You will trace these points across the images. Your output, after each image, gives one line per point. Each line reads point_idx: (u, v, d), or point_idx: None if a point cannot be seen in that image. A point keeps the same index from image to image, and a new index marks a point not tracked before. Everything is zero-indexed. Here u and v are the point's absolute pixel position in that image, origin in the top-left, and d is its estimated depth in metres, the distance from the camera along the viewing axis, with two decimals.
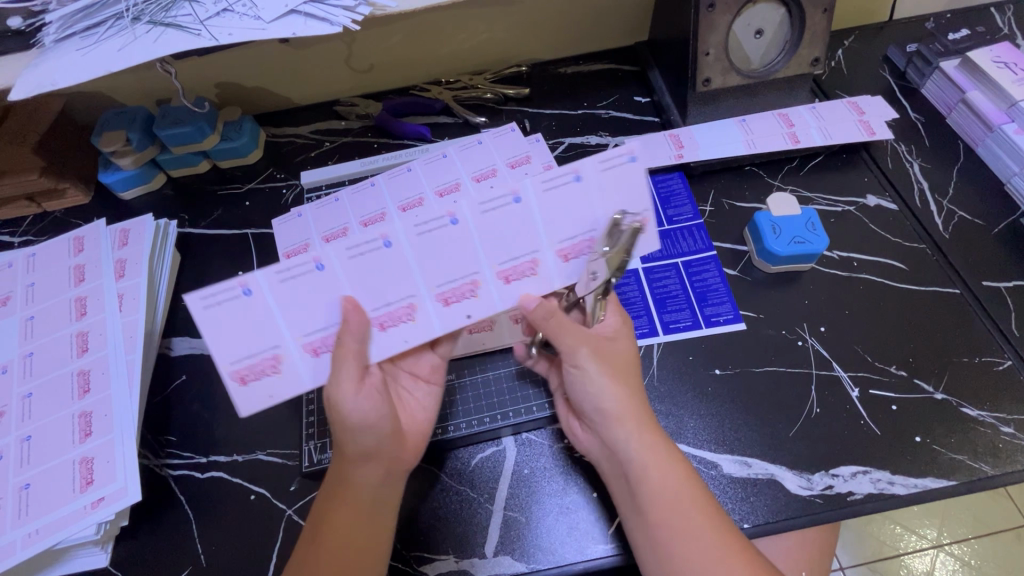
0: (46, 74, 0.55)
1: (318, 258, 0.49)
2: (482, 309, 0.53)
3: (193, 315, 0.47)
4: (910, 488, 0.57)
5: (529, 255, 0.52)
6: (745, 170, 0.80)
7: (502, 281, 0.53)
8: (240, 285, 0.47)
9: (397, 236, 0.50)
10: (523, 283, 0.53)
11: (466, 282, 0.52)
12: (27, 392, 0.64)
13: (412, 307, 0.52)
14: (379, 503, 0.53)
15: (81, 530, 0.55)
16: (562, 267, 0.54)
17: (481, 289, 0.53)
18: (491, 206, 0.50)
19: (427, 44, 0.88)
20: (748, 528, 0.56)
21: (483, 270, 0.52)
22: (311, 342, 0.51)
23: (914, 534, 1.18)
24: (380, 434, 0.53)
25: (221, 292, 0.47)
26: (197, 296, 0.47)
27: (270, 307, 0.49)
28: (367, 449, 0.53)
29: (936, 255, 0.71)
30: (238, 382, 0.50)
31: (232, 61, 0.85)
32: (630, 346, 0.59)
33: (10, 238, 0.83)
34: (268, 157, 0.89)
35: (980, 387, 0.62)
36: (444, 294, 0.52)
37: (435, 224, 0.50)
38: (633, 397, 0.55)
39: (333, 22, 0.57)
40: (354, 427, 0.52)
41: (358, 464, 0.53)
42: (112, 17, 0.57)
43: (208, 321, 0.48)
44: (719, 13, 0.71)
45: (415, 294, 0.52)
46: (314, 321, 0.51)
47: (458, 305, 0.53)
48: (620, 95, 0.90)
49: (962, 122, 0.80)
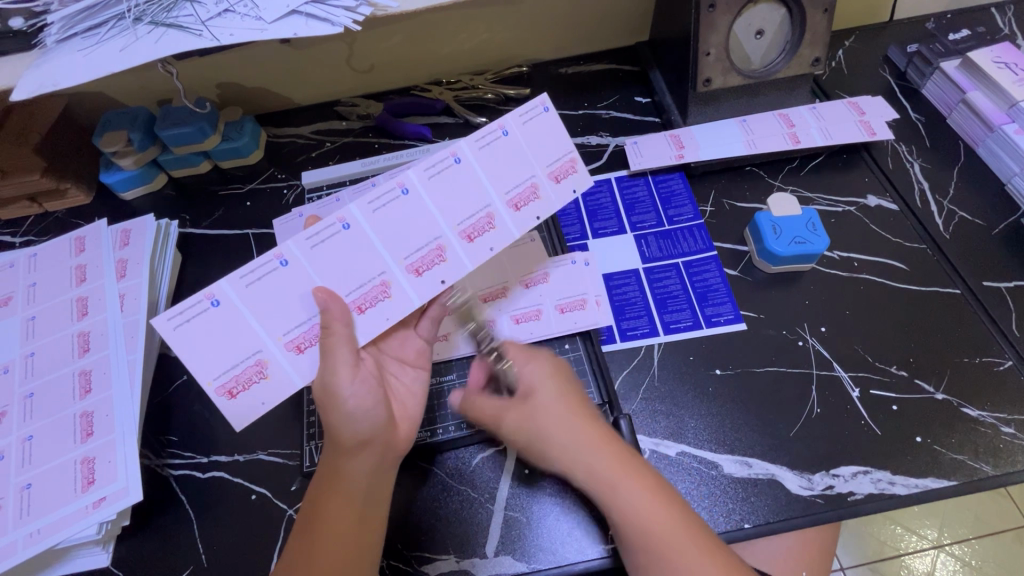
0: (49, 75, 0.55)
1: (280, 253, 0.50)
2: (455, 271, 0.55)
3: (165, 336, 0.48)
4: (911, 489, 0.57)
5: (481, 209, 0.55)
6: (745, 170, 0.80)
7: (466, 240, 0.55)
8: (207, 297, 0.49)
9: (355, 218, 0.52)
10: (485, 239, 0.56)
11: (432, 247, 0.54)
12: (29, 393, 0.64)
13: (386, 283, 0.54)
14: (371, 493, 0.53)
15: (82, 530, 0.55)
16: (514, 217, 0.56)
17: (448, 252, 0.55)
18: (435, 170, 0.53)
19: (428, 45, 0.89)
20: (749, 528, 0.56)
21: (444, 232, 0.54)
22: (292, 340, 0.52)
23: (915, 535, 1.18)
24: (375, 421, 0.54)
25: (189, 308, 0.49)
26: (164, 317, 0.48)
27: (242, 314, 0.50)
28: (362, 438, 0.53)
29: (937, 255, 0.71)
30: (226, 396, 0.50)
31: (233, 61, 0.85)
32: (557, 388, 0.58)
33: (12, 238, 0.83)
34: (269, 157, 0.89)
35: (980, 387, 0.62)
36: (414, 265, 0.54)
37: (389, 197, 0.52)
38: (572, 433, 0.55)
39: (334, 22, 0.57)
40: (349, 414, 0.52)
41: (352, 454, 0.52)
42: (114, 18, 0.58)
43: (181, 338, 0.49)
44: (720, 14, 0.71)
45: (387, 270, 0.53)
46: (290, 318, 0.52)
47: (430, 272, 0.55)
48: (620, 96, 0.90)
49: (962, 122, 0.80)
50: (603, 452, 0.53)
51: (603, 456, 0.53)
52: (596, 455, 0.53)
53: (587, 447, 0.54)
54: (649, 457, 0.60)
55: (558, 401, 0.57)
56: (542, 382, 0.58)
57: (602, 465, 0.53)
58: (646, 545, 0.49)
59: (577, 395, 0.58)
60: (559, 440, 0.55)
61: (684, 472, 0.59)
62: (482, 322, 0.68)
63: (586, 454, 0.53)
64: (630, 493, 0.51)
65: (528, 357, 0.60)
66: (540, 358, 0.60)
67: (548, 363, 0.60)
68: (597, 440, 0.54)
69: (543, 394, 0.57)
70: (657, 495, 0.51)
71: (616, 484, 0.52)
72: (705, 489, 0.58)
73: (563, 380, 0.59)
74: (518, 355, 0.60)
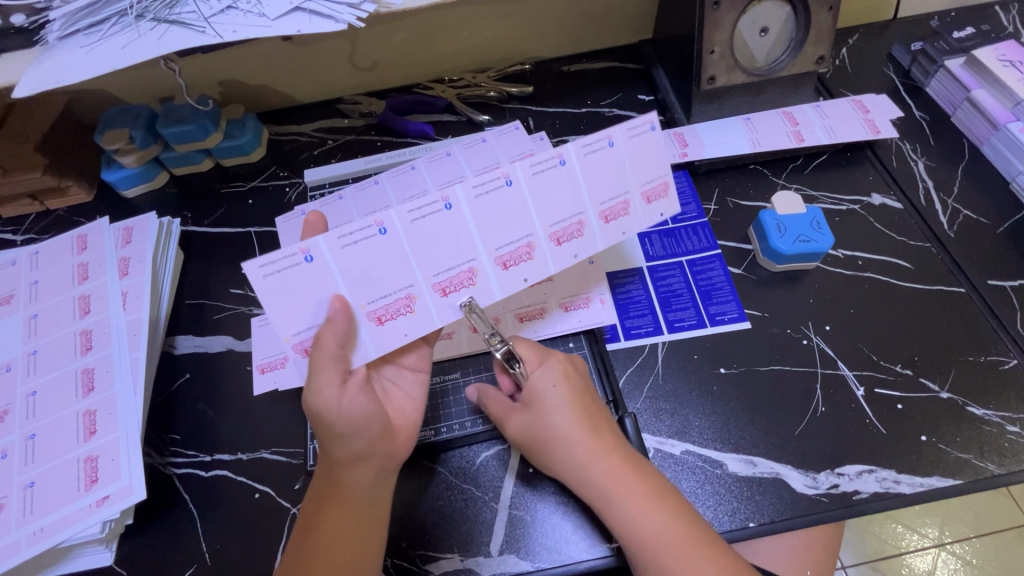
0: (50, 72, 0.55)
1: (381, 221, 0.52)
2: (537, 271, 0.58)
3: (254, 283, 0.49)
4: (916, 488, 0.57)
5: (574, 216, 0.57)
6: (749, 168, 0.80)
7: (553, 243, 0.57)
8: (302, 251, 0.50)
9: (458, 200, 0.53)
10: (572, 245, 0.58)
11: (523, 243, 0.56)
12: (31, 390, 0.64)
13: (474, 271, 0.56)
14: (372, 504, 0.53)
15: (86, 528, 0.55)
16: (603, 230, 0.58)
17: (536, 250, 0.57)
18: (541, 169, 0.54)
19: (431, 43, 0.88)
20: (754, 527, 0.56)
21: (535, 231, 0.56)
22: (375, 310, 0.54)
23: (915, 534, 1.18)
24: (371, 436, 0.53)
25: (282, 260, 0.49)
26: (256, 263, 0.48)
27: (332, 275, 0.51)
28: (358, 453, 0.52)
29: (942, 254, 0.71)
30: (300, 354, 0.53)
31: (235, 58, 0.85)
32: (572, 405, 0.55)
33: (13, 236, 0.83)
34: (271, 155, 0.89)
35: (986, 385, 0.62)
36: (504, 258, 0.56)
37: (493, 186, 0.54)
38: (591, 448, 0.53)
39: (338, 19, 0.57)
40: (341, 431, 0.51)
41: (349, 468, 0.52)
42: (117, 14, 0.57)
43: (269, 287, 0.50)
44: (725, 11, 0.71)
45: (476, 258, 0.55)
46: (376, 287, 0.53)
47: (516, 268, 0.57)
48: (624, 94, 0.90)
49: (967, 120, 0.80)
50: (605, 459, 0.53)
51: (605, 463, 0.53)
52: (598, 465, 0.53)
53: (586, 456, 0.53)
54: (654, 455, 0.60)
55: (566, 412, 0.54)
56: (548, 391, 0.55)
57: (604, 473, 0.53)
58: (645, 554, 0.50)
59: (586, 400, 0.56)
60: (557, 449, 0.54)
61: (689, 470, 0.59)
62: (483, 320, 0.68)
63: (586, 463, 0.53)
64: (630, 501, 0.51)
65: (540, 359, 0.58)
66: (553, 361, 0.57)
67: (558, 368, 0.57)
68: (597, 449, 0.53)
69: (546, 406, 0.55)
70: (657, 501, 0.51)
71: (618, 493, 0.52)
72: (709, 487, 0.58)
73: (571, 386, 0.56)
74: (530, 358, 0.58)
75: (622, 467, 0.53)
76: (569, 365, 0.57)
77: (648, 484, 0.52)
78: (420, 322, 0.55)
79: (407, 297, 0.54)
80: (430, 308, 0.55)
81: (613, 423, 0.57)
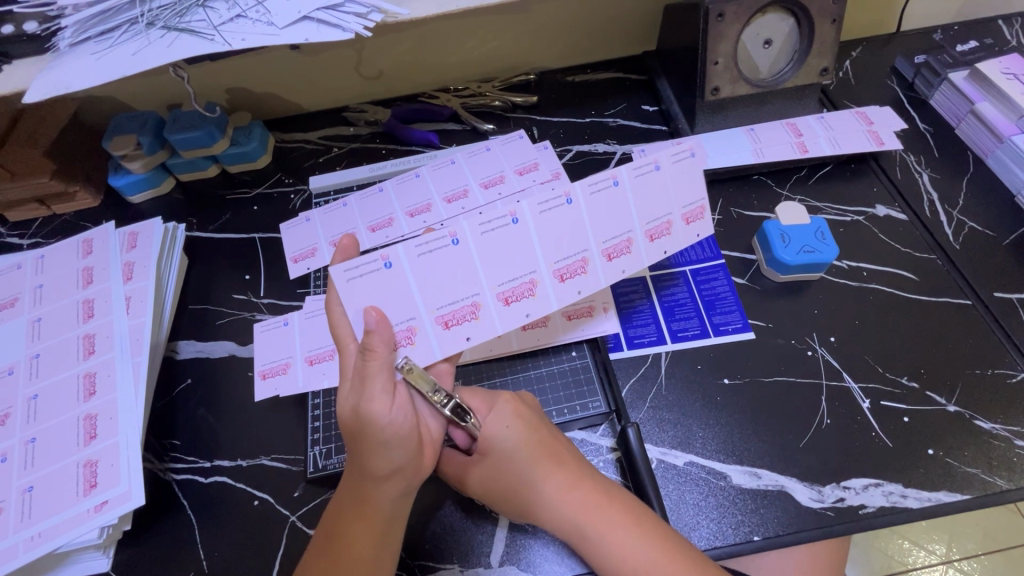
0: (62, 78, 0.55)
1: (453, 232, 0.54)
2: (591, 284, 0.58)
3: (338, 286, 0.51)
4: (922, 502, 0.56)
5: (624, 233, 0.58)
6: (753, 179, 0.80)
7: (605, 259, 0.58)
8: (383, 258, 0.52)
9: (523, 214, 0.55)
10: (622, 261, 0.58)
11: (577, 258, 0.57)
12: (33, 394, 0.64)
13: (533, 282, 0.56)
14: (397, 517, 0.51)
15: (84, 534, 0.55)
16: (649, 248, 0.59)
17: (589, 265, 0.58)
18: (596, 189, 0.56)
19: (437, 53, 0.89)
20: (758, 541, 0.55)
21: (590, 247, 0.57)
22: (442, 315, 0.54)
23: (923, 550, 1.16)
24: (409, 449, 0.50)
25: (365, 265, 0.51)
26: (341, 267, 0.50)
27: (406, 280, 0.53)
28: (395, 467, 0.50)
29: (947, 265, 0.71)
30: None
31: (242, 66, 0.85)
32: (529, 442, 0.53)
33: (19, 241, 0.84)
34: (276, 161, 0.89)
35: (993, 400, 0.61)
36: (560, 271, 0.57)
37: (554, 203, 0.55)
38: (554, 484, 0.52)
39: (345, 28, 0.57)
40: (386, 442, 0.49)
41: (382, 483, 0.50)
42: (127, 22, 0.58)
43: (351, 291, 0.51)
44: (728, 23, 0.72)
45: (536, 270, 0.56)
46: (445, 294, 0.54)
47: (571, 281, 0.57)
48: (628, 104, 0.91)
49: (971, 133, 0.80)
50: (573, 492, 0.52)
51: (572, 496, 0.52)
52: (566, 497, 0.52)
53: (552, 491, 0.52)
54: (657, 467, 0.59)
55: (523, 450, 0.53)
56: (503, 432, 0.53)
57: (573, 508, 0.52)
58: None
59: (546, 434, 0.55)
60: (524, 488, 0.53)
61: (692, 483, 0.58)
62: None
63: (555, 498, 0.52)
64: (610, 531, 0.50)
65: (490, 404, 0.55)
66: (504, 401, 0.55)
67: (509, 407, 0.55)
68: (566, 480, 0.53)
69: (505, 446, 0.53)
70: (635, 527, 0.50)
71: (590, 524, 0.51)
72: (713, 499, 0.57)
73: (526, 423, 0.54)
74: (479, 407, 0.55)
75: (592, 496, 0.52)
76: (520, 402, 0.55)
77: (622, 510, 0.51)
78: (483, 329, 0.56)
79: (472, 305, 0.55)
80: (493, 316, 0.56)
81: (574, 448, 0.56)
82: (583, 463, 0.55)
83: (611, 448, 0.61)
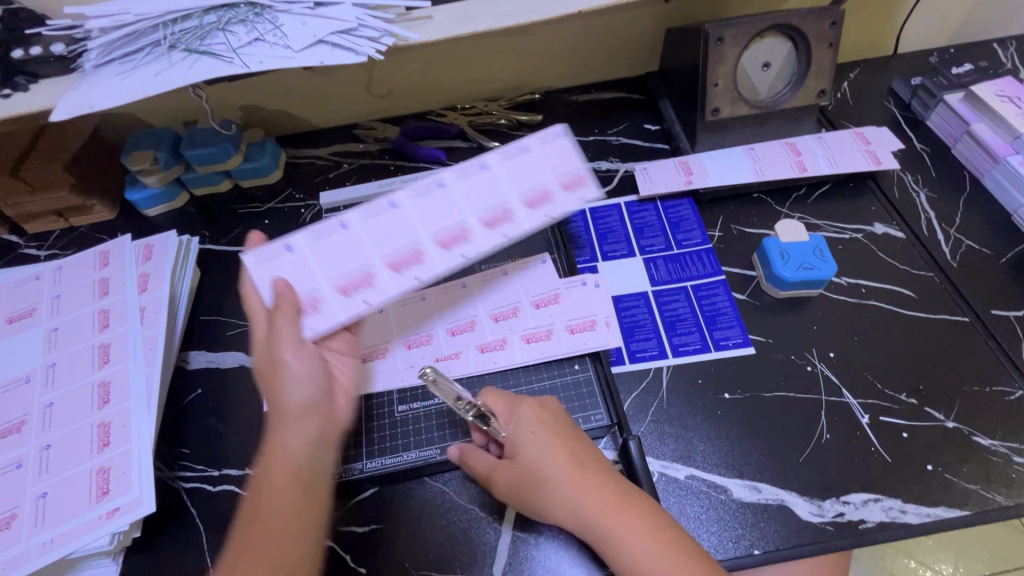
0: (87, 97, 0.58)
1: (342, 219, 0.60)
2: (476, 249, 0.59)
3: (248, 269, 0.57)
4: (921, 518, 0.57)
5: (499, 203, 0.60)
6: (754, 197, 0.81)
7: (486, 226, 0.59)
8: (284, 242, 0.58)
9: (402, 200, 0.61)
10: (503, 228, 0.59)
11: (457, 228, 0.60)
12: (48, 401, 0.65)
13: (418, 251, 0.59)
14: (313, 463, 0.53)
15: (95, 540, 0.56)
16: (530, 215, 0.59)
17: (471, 234, 0.59)
18: (466, 174, 0.62)
19: (445, 73, 0.92)
20: (759, 554, 0.56)
21: (467, 219, 0.60)
22: (340, 285, 0.57)
23: (929, 569, 1.15)
24: (317, 390, 0.56)
25: (270, 249, 0.58)
26: (251, 254, 0.57)
27: (305, 261, 0.58)
28: (307, 404, 0.55)
29: (945, 283, 0.72)
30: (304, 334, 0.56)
31: (257, 85, 0.88)
32: (552, 445, 0.55)
33: (37, 252, 0.86)
34: (288, 176, 0.92)
35: (991, 416, 0.62)
36: (442, 240, 0.59)
37: (428, 190, 0.61)
38: (576, 486, 0.53)
39: (357, 52, 0.60)
40: (294, 379, 0.54)
41: (295, 422, 0.54)
42: (149, 45, 0.61)
43: (261, 271, 0.57)
44: (727, 47, 0.74)
45: (420, 241, 0.59)
46: (340, 267, 0.58)
47: (456, 248, 0.59)
48: (631, 123, 0.93)
49: (967, 153, 0.82)
50: (594, 495, 0.53)
51: (593, 499, 0.53)
52: (589, 499, 0.53)
53: (574, 493, 0.53)
54: (659, 480, 0.60)
55: (547, 454, 0.55)
56: (527, 438, 0.55)
57: (593, 510, 0.52)
58: None
59: (569, 438, 0.56)
60: (546, 490, 0.54)
61: (693, 496, 0.59)
62: (490, 341, 0.69)
63: (576, 501, 0.53)
64: (627, 534, 0.51)
65: (512, 409, 0.58)
66: (526, 408, 0.57)
67: (531, 414, 0.57)
68: (587, 483, 0.53)
69: (529, 450, 0.55)
70: (652, 533, 0.51)
71: (610, 527, 0.51)
72: (713, 513, 0.58)
73: (549, 429, 0.56)
74: (502, 413, 0.58)
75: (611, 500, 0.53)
76: (542, 409, 0.57)
77: (642, 515, 0.52)
78: (380, 295, 0.57)
79: (366, 275, 0.58)
80: (387, 282, 0.58)
81: (596, 451, 0.57)
82: (605, 467, 0.56)
83: (613, 461, 0.62)
